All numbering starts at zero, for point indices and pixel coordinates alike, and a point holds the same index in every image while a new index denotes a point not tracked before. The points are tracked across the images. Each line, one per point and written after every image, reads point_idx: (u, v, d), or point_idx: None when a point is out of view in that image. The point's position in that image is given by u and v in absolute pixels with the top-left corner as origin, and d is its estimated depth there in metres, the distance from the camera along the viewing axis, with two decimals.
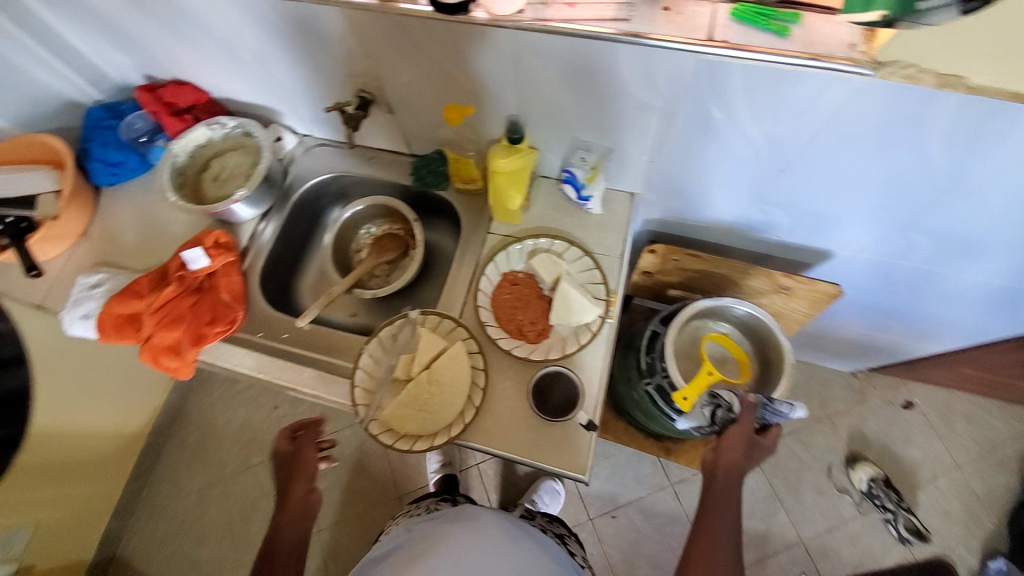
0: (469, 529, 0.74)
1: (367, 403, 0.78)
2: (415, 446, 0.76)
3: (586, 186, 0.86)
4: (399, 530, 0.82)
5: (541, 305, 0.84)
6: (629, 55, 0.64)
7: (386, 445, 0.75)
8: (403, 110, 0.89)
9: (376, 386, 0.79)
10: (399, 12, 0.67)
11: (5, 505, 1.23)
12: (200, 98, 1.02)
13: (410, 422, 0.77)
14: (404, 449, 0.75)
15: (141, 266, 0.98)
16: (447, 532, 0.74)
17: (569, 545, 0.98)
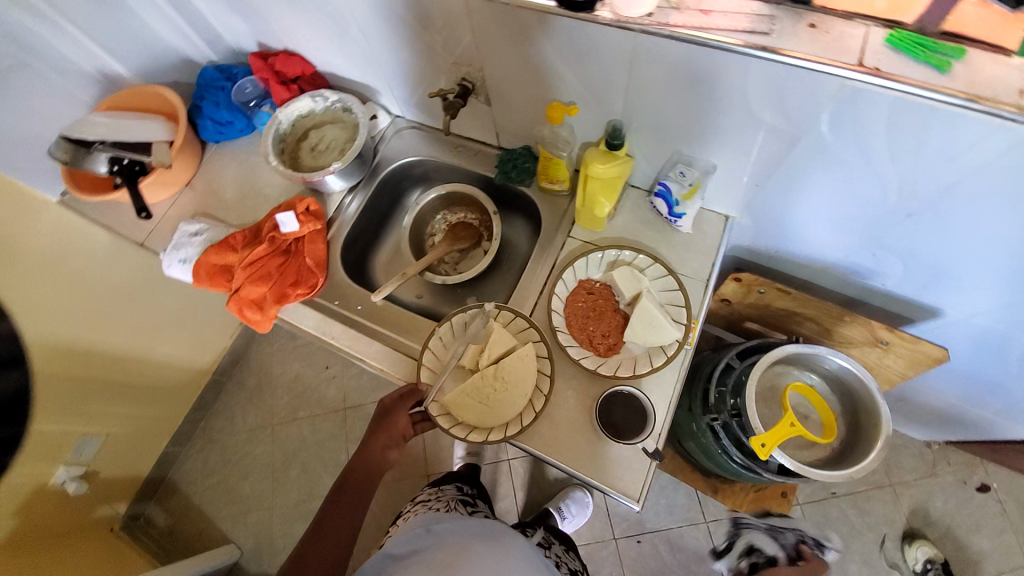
0: (496, 547, 0.74)
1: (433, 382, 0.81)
2: (470, 436, 0.77)
3: (680, 203, 0.82)
4: (416, 530, 0.81)
5: (615, 319, 0.83)
6: (760, 71, 0.59)
7: (444, 430, 0.78)
8: (500, 104, 0.88)
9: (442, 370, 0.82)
10: (519, 4, 0.65)
11: (85, 414, 1.37)
12: (307, 70, 1.04)
13: (470, 412, 0.78)
14: (459, 436, 0.78)
15: (236, 220, 1.05)
16: (475, 547, 0.74)
17: None
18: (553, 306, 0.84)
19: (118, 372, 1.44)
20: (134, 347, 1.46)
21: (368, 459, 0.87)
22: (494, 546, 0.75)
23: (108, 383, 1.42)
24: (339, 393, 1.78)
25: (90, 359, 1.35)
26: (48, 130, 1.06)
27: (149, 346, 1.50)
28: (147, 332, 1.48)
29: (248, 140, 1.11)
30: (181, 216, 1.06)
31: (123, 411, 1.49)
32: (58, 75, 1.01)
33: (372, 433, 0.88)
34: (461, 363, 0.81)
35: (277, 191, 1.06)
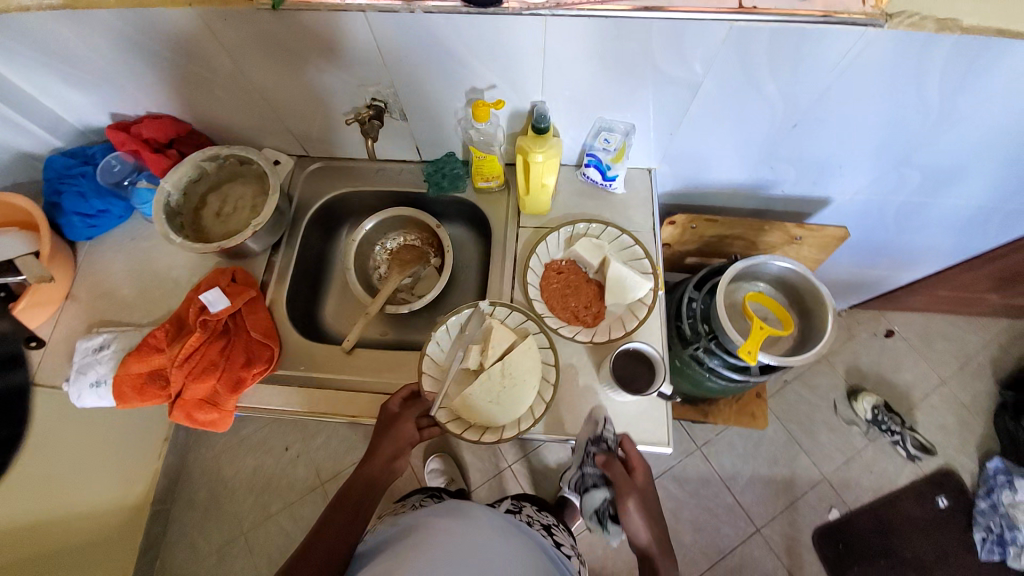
0: (462, 530, 0.71)
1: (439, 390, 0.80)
2: (484, 437, 0.77)
3: (611, 166, 0.88)
4: (385, 527, 0.79)
5: (591, 289, 0.86)
6: (663, 30, 0.65)
7: (455, 434, 0.77)
8: (416, 117, 0.87)
9: (444, 376, 0.81)
10: (426, 10, 0.65)
11: None
12: (183, 130, 0.92)
13: (479, 412, 0.77)
14: (472, 440, 0.77)
15: (147, 318, 0.90)
16: (438, 530, 0.70)
17: (558, 535, 0.96)
18: (531, 293, 0.86)
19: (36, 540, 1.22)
20: (48, 506, 1.23)
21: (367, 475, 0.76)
22: (450, 521, 0.72)
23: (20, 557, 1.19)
24: (311, 470, 1.62)
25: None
26: None
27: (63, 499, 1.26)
28: (55, 485, 1.24)
29: (131, 226, 0.97)
30: (72, 334, 0.90)
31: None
32: None
33: (372, 446, 0.77)
34: (467, 365, 0.80)
35: (188, 271, 0.93)
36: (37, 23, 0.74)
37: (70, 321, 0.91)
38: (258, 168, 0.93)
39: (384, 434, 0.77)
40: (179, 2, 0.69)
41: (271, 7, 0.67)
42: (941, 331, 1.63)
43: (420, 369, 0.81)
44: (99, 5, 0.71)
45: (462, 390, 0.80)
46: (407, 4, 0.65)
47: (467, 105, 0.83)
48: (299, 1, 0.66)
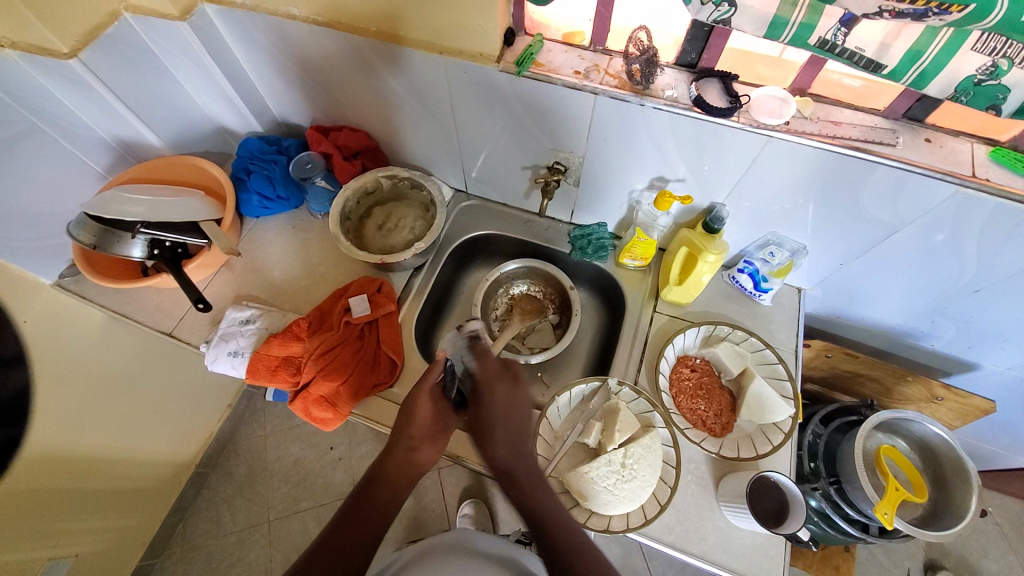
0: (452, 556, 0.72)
1: (548, 456, 0.79)
2: (591, 521, 0.73)
3: (768, 279, 0.87)
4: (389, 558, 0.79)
5: (723, 397, 0.83)
6: (883, 177, 0.65)
7: (563, 510, 0.74)
8: (588, 186, 0.90)
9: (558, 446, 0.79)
10: (657, 103, 0.68)
11: (53, 534, 1.15)
12: (369, 145, 1.01)
13: (593, 497, 0.73)
14: (578, 520, 0.74)
15: (288, 304, 0.96)
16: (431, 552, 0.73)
17: None
18: (661, 384, 0.83)
19: (77, 476, 1.19)
20: (100, 445, 1.23)
21: (392, 466, 0.69)
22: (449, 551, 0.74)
23: (62, 490, 1.15)
24: (348, 476, 1.61)
25: (52, 465, 1.11)
26: (48, 203, 0.95)
27: (109, 438, 1.25)
28: (111, 424, 1.24)
29: (295, 216, 1.05)
30: (218, 299, 0.96)
31: (78, 522, 1.22)
32: (74, 145, 0.93)
33: (398, 427, 0.71)
34: (586, 441, 0.77)
35: (333, 270, 0.99)
36: (293, 30, 0.83)
37: (220, 286, 0.98)
38: (425, 195, 1.00)
39: (402, 422, 0.72)
40: (432, 49, 0.76)
41: (513, 73, 0.72)
42: None
43: (536, 433, 0.80)
44: (357, 31, 0.79)
45: (575, 464, 0.77)
46: (643, 93, 0.68)
47: (647, 188, 0.84)
48: (541, 72, 0.71)
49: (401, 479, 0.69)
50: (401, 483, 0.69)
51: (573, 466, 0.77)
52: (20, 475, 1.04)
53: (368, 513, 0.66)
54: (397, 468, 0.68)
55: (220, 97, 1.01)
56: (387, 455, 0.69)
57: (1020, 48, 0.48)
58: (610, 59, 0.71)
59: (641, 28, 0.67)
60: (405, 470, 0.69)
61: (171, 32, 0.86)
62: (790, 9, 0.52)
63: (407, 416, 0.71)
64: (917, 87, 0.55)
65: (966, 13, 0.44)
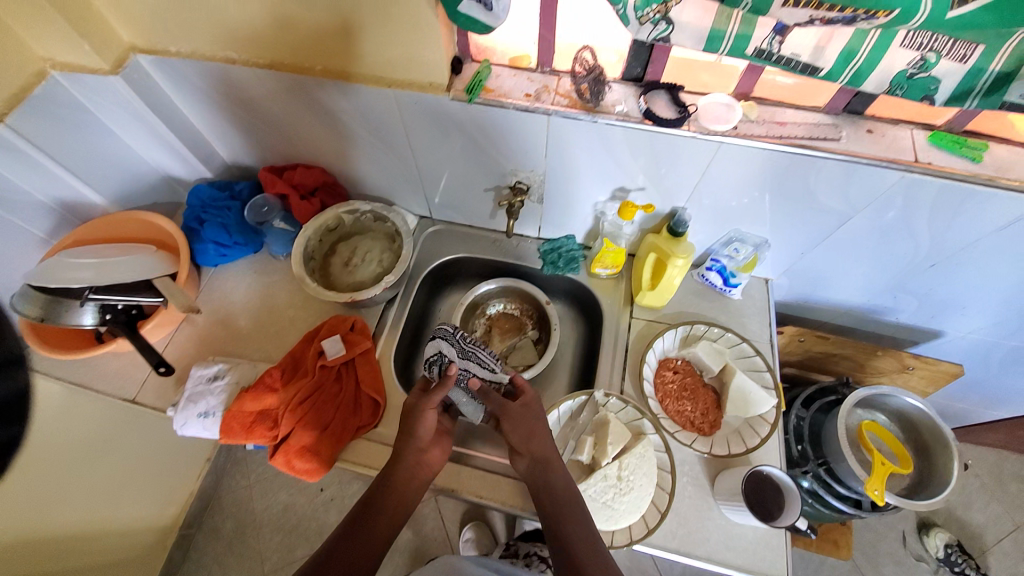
0: None
1: None
2: None
3: (736, 274, 0.90)
4: None
5: (708, 395, 0.84)
6: (832, 169, 0.68)
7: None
8: (553, 201, 0.90)
9: None
10: (610, 118, 0.69)
11: None
12: (326, 180, 0.99)
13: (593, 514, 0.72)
14: None
15: (259, 353, 0.92)
16: None
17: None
18: (647, 390, 0.84)
19: (49, 559, 1.10)
20: (72, 522, 1.15)
21: (400, 471, 0.72)
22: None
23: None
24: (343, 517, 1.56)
25: (21, 552, 1.03)
26: None
27: (80, 512, 1.17)
28: (81, 498, 1.16)
29: (256, 260, 1.01)
30: (183, 357, 0.92)
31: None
32: (9, 212, 0.88)
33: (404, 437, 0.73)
34: (580, 457, 0.77)
35: (303, 312, 0.96)
36: (233, 74, 0.81)
37: (184, 343, 0.93)
38: (390, 226, 0.99)
39: (404, 431, 0.74)
40: (380, 82, 0.75)
41: (464, 100, 0.72)
42: (1017, 472, 1.54)
43: None
44: (302, 71, 0.78)
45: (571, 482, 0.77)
46: (595, 110, 0.69)
47: (610, 200, 0.85)
48: (491, 98, 0.71)
49: (412, 482, 0.72)
50: (411, 486, 0.72)
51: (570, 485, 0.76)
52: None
53: (376, 518, 0.69)
54: (408, 472, 0.72)
55: (164, 146, 0.97)
56: (395, 463, 0.72)
57: (944, 41, 0.50)
58: (558, 79, 0.72)
59: (585, 48, 0.68)
60: (412, 473, 0.72)
61: (103, 86, 0.82)
62: (725, 22, 0.53)
63: (411, 425, 0.73)
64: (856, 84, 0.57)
65: (892, 17, 0.45)
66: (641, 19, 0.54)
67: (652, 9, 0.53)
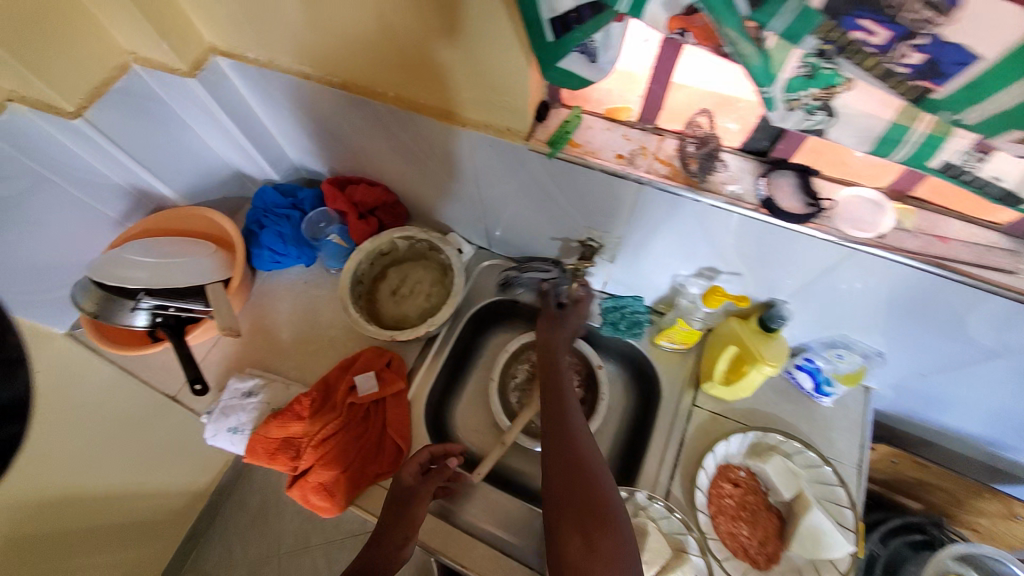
0: None
1: None
2: None
3: (832, 383, 0.76)
4: None
5: (770, 521, 0.72)
6: (1000, 305, 0.53)
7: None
8: (626, 262, 0.79)
9: None
10: (718, 198, 0.57)
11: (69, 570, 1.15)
12: (387, 200, 0.93)
13: None
14: None
15: (295, 372, 0.90)
16: None
17: None
18: (698, 500, 0.72)
19: (87, 514, 1.17)
20: (113, 485, 1.22)
21: (379, 555, 0.69)
22: None
23: (67, 533, 1.13)
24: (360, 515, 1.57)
25: (60, 506, 1.10)
26: (60, 255, 0.92)
27: (120, 474, 1.22)
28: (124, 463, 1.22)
29: (307, 270, 0.99)
30: (223, 362, 0.91)
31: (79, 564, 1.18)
32: (88, 194, 0.90)
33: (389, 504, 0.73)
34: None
35: (345, 335, 0.93)
36: (304, 88, 0.76)
37: (227, 346, 0.92)
38: (443, 258, 0.92)
39: (394, 512, 0.72)
40: (454, 119, 0.67)
41: (544, 153, 0.62)
42: None
43: None
44: (373, 95, 0.71)
45: None
46: (701, 186, 0.57)
47: (694, 275, 0.73)
48: (576, 154, 0.61)
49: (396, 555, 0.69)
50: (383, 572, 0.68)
51: None
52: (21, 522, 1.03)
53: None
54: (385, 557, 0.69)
55: (234, 145, 0.96)
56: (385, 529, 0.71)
57: None
58: (660, 139, 0.61)
59: (702, 112, 0.58)
60: (389, 559, 0.69)
61: (179, 85, 0.80)
62: (908, 121, 0.42)
63: (404, 510, 0.71)
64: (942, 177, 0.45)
65: None
66: (792, 104, 0.44)
67: (809, 93, 0.43)
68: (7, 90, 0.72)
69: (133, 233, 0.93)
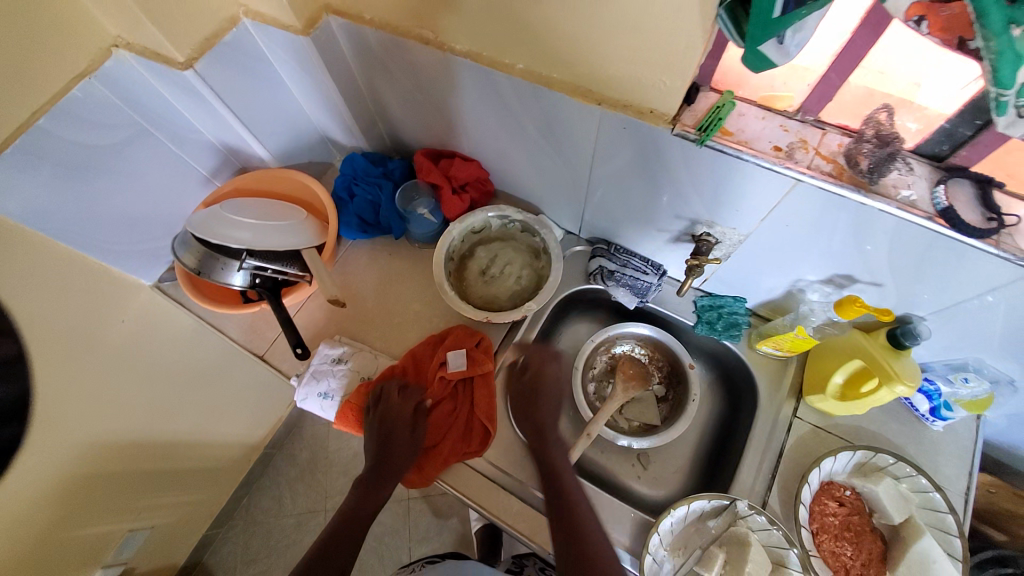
0: None
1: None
2: None
3: (952, 407, 0.71)
4: None
5: (875, 545, 0.70)
6: None
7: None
8: (738, 261, 0.75)
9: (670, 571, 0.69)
10: (887, 202, 0.52)
11: (133, 509, 1.10)
12: (480, 177, 0.90)
13: None
14: None
15: (379, 343, 0.90)
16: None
17: None
18: (802, 517, 0.70)
19: (156, 458, 1.11)
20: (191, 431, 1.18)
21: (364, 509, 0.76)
22: None
23: (144, 474, 1.09)
24: None
25: (137, 447, 1.06)
26: (152, 208, 0.93)
27: (195, 423, 1.17)
28: (207, 412, 1.19)
29: (391, 242, 0.98)
30: (309, 327, 0.92)
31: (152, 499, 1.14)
32: (182, 149, 0.89)
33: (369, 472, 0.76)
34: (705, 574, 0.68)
35: (428, 310, 0.92)
36: (421, 54, 0.72)
37: (312, 312, 0.93)
38: (536, 241, 0.90)
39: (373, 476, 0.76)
40: (589, 96, 0.63)
41: (691, 140, 0.59)
42: None
43: (645, 545, 0.70)
44: (500, 67, 0.67)
45: None
46: (869, 189, 0.53)
47: (821, 282, 0.69)
48: (728, 143, 0.57)
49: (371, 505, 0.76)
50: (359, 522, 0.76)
51: None
52: (109, 459, 0.99)
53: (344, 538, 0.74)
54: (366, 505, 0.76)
55: (329, 108, 0.94)
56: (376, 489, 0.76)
57: None
58: (822, 133, 0.56)
59: (883, 108, 0.53)
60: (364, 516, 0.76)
61: (288, 42, 0.77)
62: None
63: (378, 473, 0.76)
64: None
65: None
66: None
67: None
68: (115, 35, 0.70)
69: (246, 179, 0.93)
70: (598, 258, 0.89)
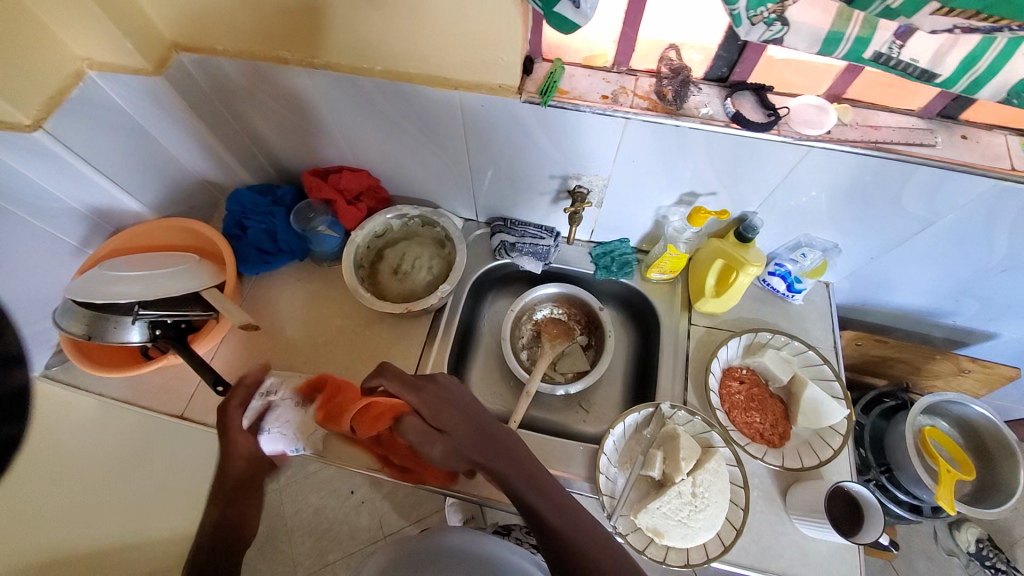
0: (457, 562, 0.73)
1: (612, 495, 0.76)
2: (670, 557, 0.71)
3: (801, 279, 0.88)
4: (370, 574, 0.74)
5: (776, 406, 0.83)
6: (925, 177, 0.66)
7: (637, 550, 0.72)
8: (612, 204, 0.86)
9: (621, 484, 0.77)
10: (695, 121, 0.66)
11: None
12: (369, 184, 0.95)
13: (672, 534, 0.70)
14: (657, 558, 0.72)
15: (309, 365, 0.89)
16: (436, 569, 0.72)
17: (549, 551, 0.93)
18: (713, 401, 0.82)
19: None
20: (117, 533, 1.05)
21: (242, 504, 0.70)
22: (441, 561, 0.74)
23: None
24: (375, 520, 1.38)
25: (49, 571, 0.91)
26: (19, 292, 0.81)
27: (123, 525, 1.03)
28: None
29: (299, 266, 0.98)
30: (230, 370, 0.89)
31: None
32: (36, 219, 0.79)
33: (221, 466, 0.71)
34: (649, 473, 0.74)
35: (352, 322, 0.93)
36: (284, 74, 0.76)
37: (231, 354, 0.90)
38: (438, 231, 0.97)
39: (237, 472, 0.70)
40: (446, 83, 0.71)
41: (537, 103, 0.69)
42: None
43: (596, 467, 0.77)
44: (362, 72, 0.73)
45: (642, 497, 0.76)
46: (680, 113, 0.66)
47: (676, 204, 0.83)
48: (566, 100, 0.68)
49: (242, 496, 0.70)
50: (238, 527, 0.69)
51: (640, 499, 0.75)
52: None
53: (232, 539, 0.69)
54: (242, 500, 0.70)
55: (202, 149, 0.93)
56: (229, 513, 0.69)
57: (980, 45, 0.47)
58: (636, 78, 0.68)
59: (671, 48, 0.67)
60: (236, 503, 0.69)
61: (144, 88, 0.77)
62: (844, 23, 0.50)
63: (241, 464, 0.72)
64: (969, 90, 0.51)
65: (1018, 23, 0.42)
66: (754, 20, 0.50)
67: (767, 9, 0.49)
68: None
69: (142, 230, 0.90)
70: (498, 235, 0.97)
